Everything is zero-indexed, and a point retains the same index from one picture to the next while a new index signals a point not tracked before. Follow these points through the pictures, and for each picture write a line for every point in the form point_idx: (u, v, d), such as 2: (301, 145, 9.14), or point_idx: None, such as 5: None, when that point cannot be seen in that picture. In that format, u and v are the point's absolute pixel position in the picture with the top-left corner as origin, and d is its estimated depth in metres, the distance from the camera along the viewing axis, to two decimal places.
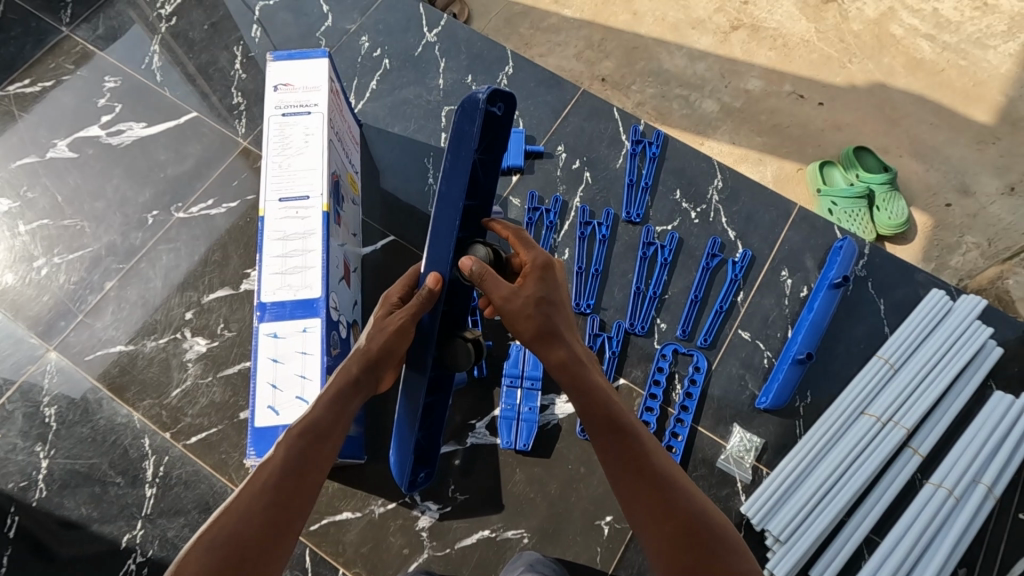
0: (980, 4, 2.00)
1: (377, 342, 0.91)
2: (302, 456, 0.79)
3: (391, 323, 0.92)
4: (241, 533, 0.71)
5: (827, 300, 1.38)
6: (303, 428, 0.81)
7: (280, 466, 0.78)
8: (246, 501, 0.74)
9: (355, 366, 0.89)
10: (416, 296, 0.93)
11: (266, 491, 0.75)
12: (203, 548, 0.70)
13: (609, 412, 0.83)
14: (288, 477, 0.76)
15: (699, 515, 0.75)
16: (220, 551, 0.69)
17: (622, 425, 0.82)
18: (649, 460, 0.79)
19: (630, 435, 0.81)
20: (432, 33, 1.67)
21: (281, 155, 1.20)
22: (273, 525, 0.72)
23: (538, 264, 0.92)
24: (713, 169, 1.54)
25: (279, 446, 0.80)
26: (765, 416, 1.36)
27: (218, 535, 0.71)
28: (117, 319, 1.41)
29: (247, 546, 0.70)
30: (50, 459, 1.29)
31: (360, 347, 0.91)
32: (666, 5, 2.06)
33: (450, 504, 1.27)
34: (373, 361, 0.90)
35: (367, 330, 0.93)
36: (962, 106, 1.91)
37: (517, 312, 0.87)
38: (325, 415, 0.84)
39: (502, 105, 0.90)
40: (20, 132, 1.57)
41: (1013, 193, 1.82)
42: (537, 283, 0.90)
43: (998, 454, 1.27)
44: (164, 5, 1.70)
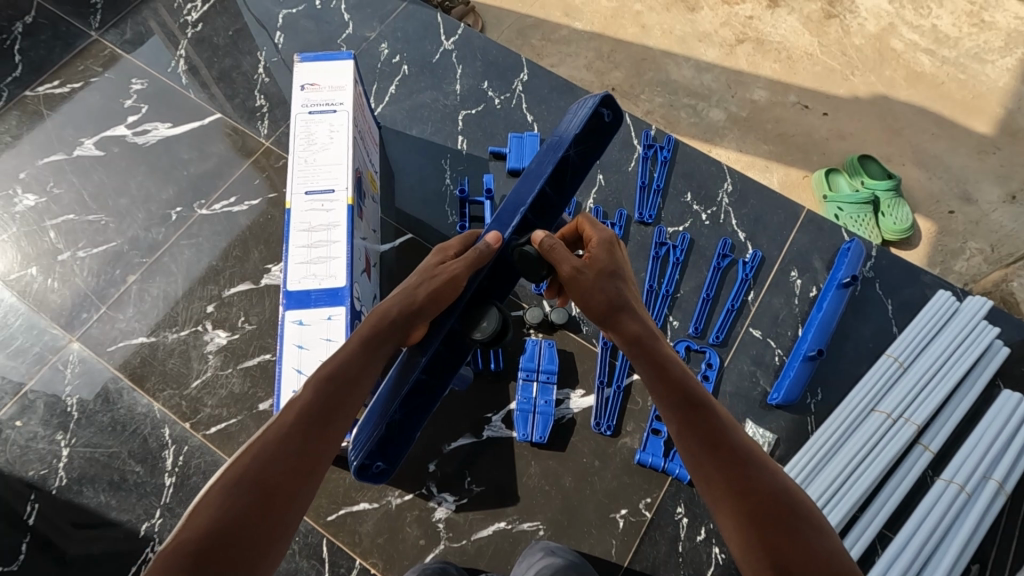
0: (978, 20, 2.07)
1: (424, 289, 0.87)
2: (329, 403, 0.76)
3: (443, 270, 0.88)
4: (266, 474, 0.68)
5: (836, 299, 1.42)
6: (331, 373, 0.79)
7: (303, 410, 0.74)
8: (269, 443, 0.71)
9: (395, 310, 0.85)
10: (473, 249, 0.92)
11: (291, 435, 0.72)
12: (223, 487, 0.66)
13: (679, 385, 0.78)
14: (312, 424, 0.74)
15: (785, 491, 0.69)
16: (242, 488, 0.66)
17: (694, 399, 0.76)
18: (723, 433, 0.73)
19: (704, 408, 0.76)
20: (449, 41, 1.73)
21: (306, 151, 1.24)
22: (298, 469, 0.70)
23: (603, 240, 0.91)
24: (723, 173, 1.58)
25: (304, 390, 0.77)
26: (777, 413, 1.38)
27: (242, 473, 0.68)
28: (139, 312, 1.43)
29: (272, 487, 0.67)
30: (71, 448, 1.31)
31: (406, 292, 0.87)
32: (673, 19, 2.13)
33: (466, 495, 1.27)
34: (414, 309, 0.86)
35: (415, 277, 0.90)
36: (963, 117, 1.97)
37: (588, 291, 0.87)
38: (353, 359, 0.81)
39: (611, 112, 1.06)
40: (47, 131, 1.62)
41: (1014, 202, 1.87)
42: (607, 256, 0.90)
43: (1008, 451, 1.29)
44: (190, 12, 1.76)
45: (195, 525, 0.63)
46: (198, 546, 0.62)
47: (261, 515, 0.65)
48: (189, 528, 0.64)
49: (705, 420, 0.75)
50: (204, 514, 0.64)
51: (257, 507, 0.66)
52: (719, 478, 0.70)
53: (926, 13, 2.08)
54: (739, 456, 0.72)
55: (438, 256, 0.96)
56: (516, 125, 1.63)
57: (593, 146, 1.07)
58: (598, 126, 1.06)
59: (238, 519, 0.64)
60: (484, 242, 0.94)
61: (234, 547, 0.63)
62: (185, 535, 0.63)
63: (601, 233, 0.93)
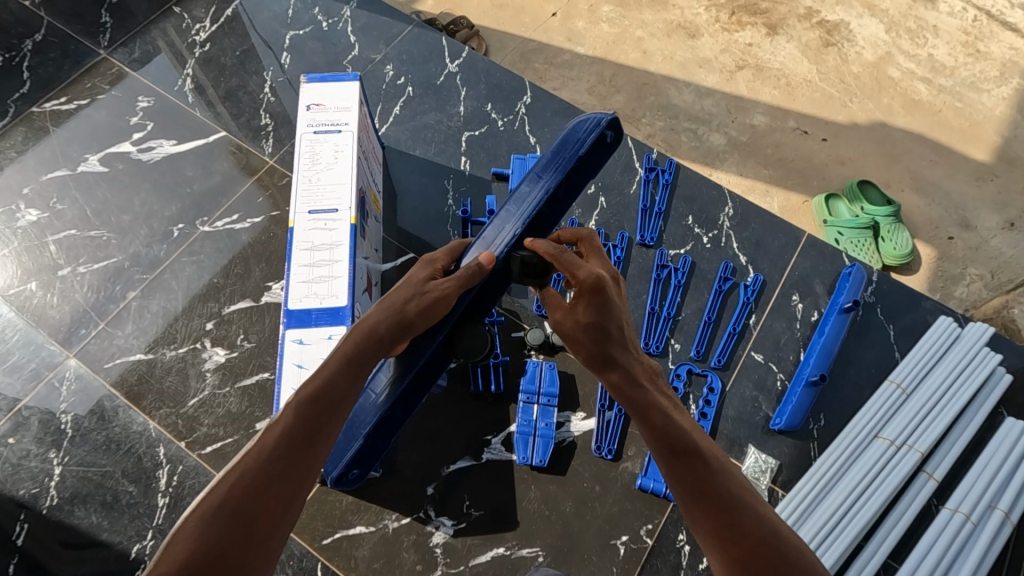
0: (974, 50, 2.10)
1: (414, 305, 0.87)
2: (313, 423, 0.74)
3: (434, 288, 0.88)
4: (249, 501, 0.66)
5: (838, 324, 1.41)
6: (315, 392, 0.77)
7: (285, 433, 0.73)
8: (249, 467, 0.69)
9: (382, 326, 0.84)
10: (465, 267, 0.91)
11: (273, 459, 0.70)
12: (200, 516, 0.64)
13: (661, 431, 0.75)
14: (296, 447, 0.72)
15: (777, 536, 0.67)
16: (222, 515, 0.64)
17: (679, 445, 0.73)
18: (711, 479, 0.70)
19: (691, 454, 0.72)
20: (454, 63, 1.75)
21: (311, 170, 1.24)
22: (281, 495, 0.68)
23: (589, 282, 0.84)
24: (724, 197, 1.59)
25: (284, 412, 0.75)
26: (779, 438, 1.36)
27: (222, 500, 0.66)
28: (137, 329, 1.42)
29: (254, 515, 0.65)
30: (64, 466, 1.29)
31: (395, 308, 0.87)
32: (674, 45, 2.16)
33: (465, 519, 1.25)
34: (403, 325, 0.86)
35: (404, 292, 0.89)
36: (960, 145, 1.99)
37: (569, 335, 0.86)
38: (338, 378, 0.79)
39: (614, 133, 1.06)
40: (53, 147, 1.63)
41: (1013, 229, 1.88)
42: (588, 308, 0.84)
43: (1013, 479, 1.27)
44: (198, 32, 1.78)
45: (172, 559, 0.61)
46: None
47: (242, 546, 0.64)
48: (166, 562, 0.61)
49: (691, 467, 0.71)
50: (181, 547, 0.62)
51: (238, 536, 0.64)
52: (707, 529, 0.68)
53: (922, 42, 2.12)
54: (728, 505, 0.68)
55: (426, 269, 0.95)
56: (518, 147, 1.64)
57: (593, 165, 1.07)
58: (599, 146, 1.05)
59: (217, 550, 0.62)
60: (477, 260, 0.93)
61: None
62: (161, 571, 0.60)
63: (582, 275, 0.86)
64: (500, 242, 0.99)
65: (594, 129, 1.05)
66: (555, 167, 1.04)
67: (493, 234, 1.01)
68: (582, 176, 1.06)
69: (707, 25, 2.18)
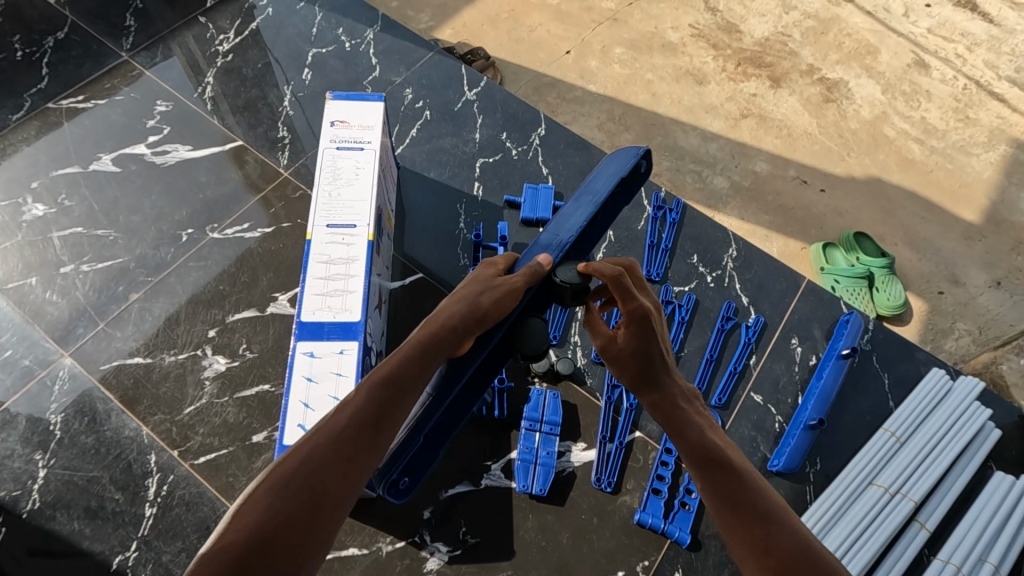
0: (964, 116, 2.21)
1: (488, 298, 0.90)
2: (382, 407, 0.78)
3: (504, 282, 0.92)
4: (318, 479, 0.70)
5: (836, 370, 1.44)
6: (387, 377, 0.80)
7: (355, 415, 0.76)
8: (319, 446, 0.73)
9: (457, 318, 0.87)
10: (528, 266, 0.96)
11: (342, 440, 0.74)
12: (269, 488, 0.69)
13: (698, 445, 0.81)
14: (365, 429, 0.76)
15: (812, 551, 0.70)
16: (287, 491, 0.69)
17: (714, 456, 0.79)
18: (750, 492, 0.75)
19: (726, 470, 0.78)
20: (472, 91, 1.79)
21: (331, 185, 1.26)
22: (346, 477, 0.72)
23: (643, 306, 0.91)
24: (728, 238, 1.63)
25: (358, 392, 0.79)
26: (776, 480, 1.37)
27: (290, 476, 0.70)
28: (138, 332, 1.40)
29: (321, 493, 0.70)
30: (48, 469, 1.25)
31: (470, 299, 0.90)
32: (682, 90, 2.24)
33: (460, 546, 1.23)
34: (478, 317, 0.89)
35: (474, 286, 0.93)
36: (950, 204, 2.07)
37: (619, 356, 0.91)
38: (409, 365, 0.82)
39: (647, 164, 1.15)
40: (66, 143, 1.62)
41: (1000, 288, 1.95)
42: (639, 327, 0.90)
43: (1003, 533, 1.30)
44: (221, 43, 1.81)
45: (244, 525, 0.66)
46: (244, 547, 0.64)
47: (306, 523, 0.68)
48: (236, 527, 0.66)
49: (724, 479, 0.77)
50: (252, 514, 0.67)
51: (306, 513, 0.68)
52: (744, 536, 0.72)
53: (916, 105, 2.22)
54: (761, 515, 0.73)
55: (488, 268, 0.99)
56: (532, 177, 1.68)
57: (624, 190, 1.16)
58: (633, 174, 1.14)
59: (285, 522, 0.67)
60: (536, 261, 0.98)
61: (279, 552, 0.65)
62: (232, 536, 0.65)
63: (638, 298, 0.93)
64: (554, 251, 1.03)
65: (632, 157, 1.13)
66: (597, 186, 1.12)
67: (548, 239, 1.06)
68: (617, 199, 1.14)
69: (715, 74, 2.27)
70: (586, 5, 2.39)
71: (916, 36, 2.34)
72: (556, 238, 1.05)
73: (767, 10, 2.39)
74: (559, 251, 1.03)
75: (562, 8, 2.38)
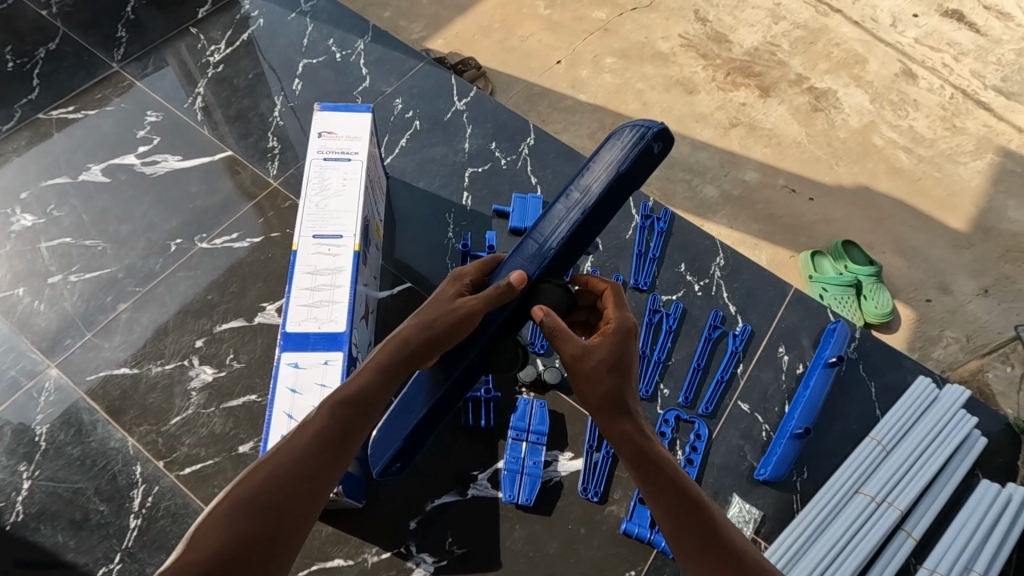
0: (951, 125, 2.23)
1: (445, 322, 0.86)
2: (345, 427, 0.78)
3: (464, 305, 0.87)
4: (280, 499, 0.71)
5: (823, 378, 1.45)
6: (349, 397, 0.80)
7: (318, 435, 0.77)
8: (281, 466, 0.73)
9: (416, 339, 0.84)
10: (495, 287, 0.88)
11: (305, 460, 0.75)
12: (230, 509, 0.69)
13: (672, 482, 0.79)
14: (328, 449, 0.76)
15: None
16: (248, 512, 0.69)
17: (686, 497, 0.78)
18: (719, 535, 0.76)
19: (698, 511, 0.78)
20: (462, 101, 1.80)
21: (318, 196, 1.26)
22: (309, 497, 0.73)
23: (620, 327, 0.89)
24: (716, 247, 1.64)
25: (320, 412, 0.79)
26: (763, 489, 1.37)
27: (252, 497, 0.70)
28: (125, 342, 1.40)
29: (283, 513, 0.70)
30: (34, 481, 1.25)
31: (428, 322, 0.86)
32: (672, 100, 2.26)
33: (446, 557, 1.23)
34: (436, 339, 0.85)
35: (434, 307, 0.88)
36: (938, 213, 2.09)
37: (587, 373, 0.85)
38: (371, 385, 0.82)
39: (660, 147, 0.93)
40: (56, 153, 1.63)
41: (988, 295, 1.96)
42: (613, 346, 0.87)
43: (989, 541, 1.30)
44: (212, 54, 1.82)
45: (206, 544, 0.67)
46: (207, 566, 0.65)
47: (268, 542, 0.69)
48: (197, 550, 0.67)
49: (695, 520, 0.77)
50: (214, 535, 0.67)
51: (269, 531, 0.69)
52: None
53: (904, 114, 2.24)
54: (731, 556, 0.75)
55: (453, 284, 0.93)
56: (521, 186, 1.68)
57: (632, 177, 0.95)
58: (640, 160, 0.93)
59: (247, 544, 0.68)
60: (507, 279, 0.90)
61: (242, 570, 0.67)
62: (194, 557, 0.66)
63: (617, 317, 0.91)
64: (534, 264, 0.96)
65: (638, 141, 0.93)
66: (592, 180, 0.96)
67: (529, 248, 0.98)
68: (621, 191, 0.96)
69: (704, 84, 2.29)
70: (577, 16, 2.41)
71: (903, 45, 2.36)
72: (537, 249, 0.97)
73: (756, 20, 2.41)
74: (537, 267, 0.96)
75: (553, 19, 2.40)
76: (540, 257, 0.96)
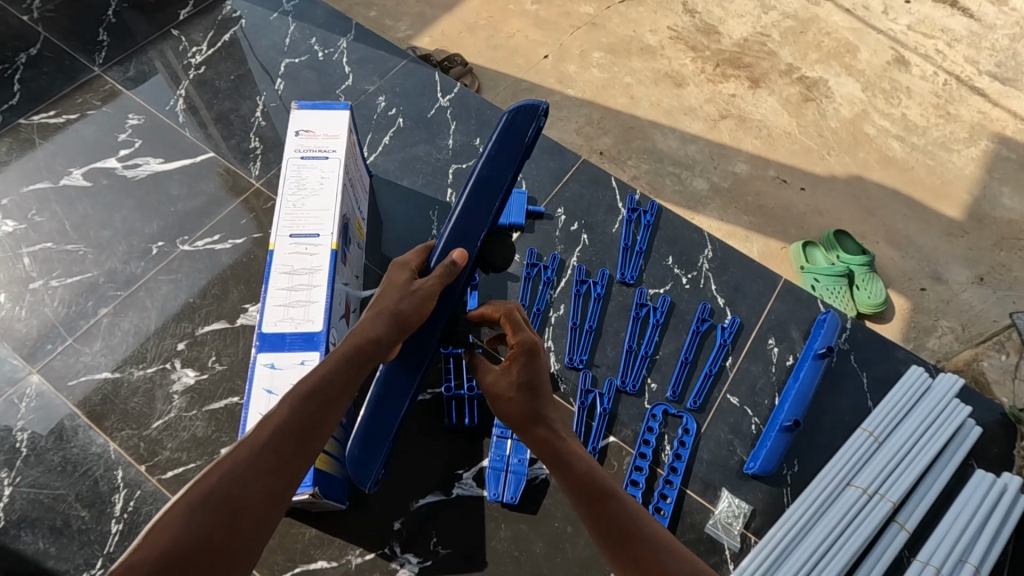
0: (944, 112, 2.20)
1: (408, 304, 0.91)
2: (306, 420, 0.79)
3: (421, 287, 0.92)
4: (238, 494, 0.69)
5: (813, 370, 1.42)
6: (311, 389, 0.81)
7: (277, 429, 0.77)
8: (240, 462, 0.72)
9: (378, 328, 0.89)
10: (442, 266, 0.93)
11: (265, 455, 0.74)
12: (186, 505, 0.67)
13: (581, 478, 0.82)
14: (287, 443, 0.76)
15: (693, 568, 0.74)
16: (204, 507, 0.67)
17: (594, 490, 0.80)
18: (632, 528, 0.77)
19: (607, 500, 0.79)
20: (445, 98, 1.79)
21: (296, 196, 1.25)
22: (269, 492, 0.71)
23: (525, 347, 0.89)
24: (704, 240, 1.62)
25: (281, 406, 0.79)
26: (753, 483, 1.36)
27: (209, 492, 0.69)
28: (106, 347, 1.39)
29: (239, 508, 0.69)
30: (15, 487, 1.24)
31: (389, 309, 0.90)
32: (661, 93, 2.24)
33: (431, 557, 1.22)
34: (399, 323, 0.90)
35: (393, 292, 0.92)
36: (931, 201, 2.06)
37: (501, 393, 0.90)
38: (334, 378, 0.83)
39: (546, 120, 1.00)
40: (37, 159, 1.62)
41: (983, 284, 1.94)
42: (522, 368, 0.90)
43: (984, 532, 1.27)
44: (194, 55, 1.81)
45: (158, 544, 0.64)
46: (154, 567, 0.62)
47: (226, 537, 0.67)
48: (145, 553, 0.63)
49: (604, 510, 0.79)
50: (166, 533, 0.65)
51: (226, 526, 0.67)
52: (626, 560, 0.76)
53: (896, 103, 2.22)
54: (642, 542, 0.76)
55: (402, 270, 0.96)
56: None
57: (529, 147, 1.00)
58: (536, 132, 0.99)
59: (201, 542, 0.65)
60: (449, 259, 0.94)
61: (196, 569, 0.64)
62: (143, 554, 0.63)
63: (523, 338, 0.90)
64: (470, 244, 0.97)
65: (532, 118, 0.98)
66: (494, 156, 0.98)
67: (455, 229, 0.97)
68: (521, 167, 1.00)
69: (693, 76, 2.27)
70: (564, 11, 2.39)
71: (896, 33, 2.34)
72: (467, 230, 0.97)
73: (745, 11, 2.39)
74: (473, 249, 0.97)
75: (540, 14, 2.38)
76: (472, 237, 0.97)
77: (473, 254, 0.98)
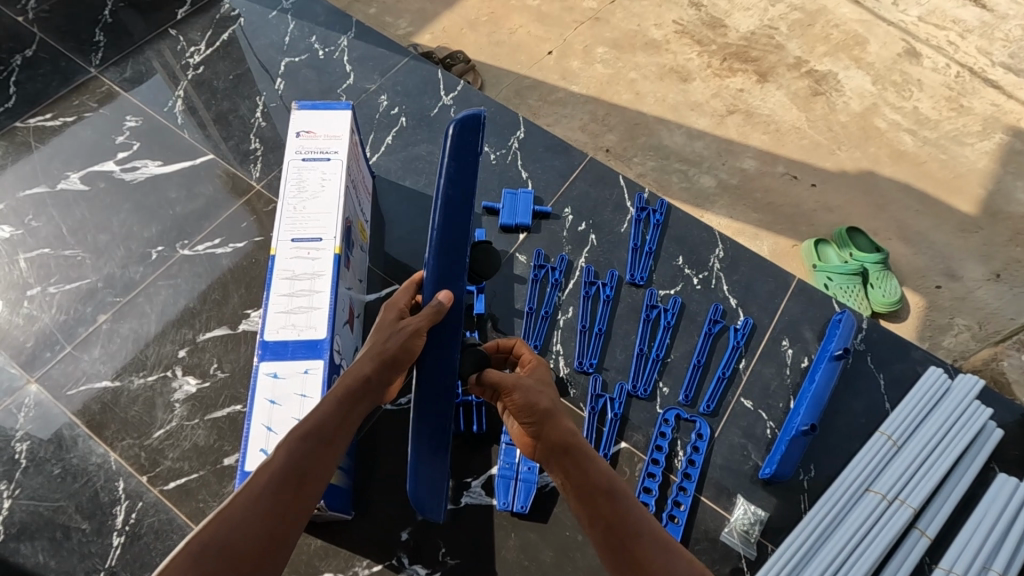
0: (957, 105, 2.15)
1: (393, 343, 0.87)
2: (304, 462, 0.77)
3: (407, 324, 0.88)
4: (239, 544, 0.67)
5: (829, 372, 1.36)
6: (308, 430, 0.80)
7: (275, 473, 0.75)
8: (239, 510, 0.70)
9: (369, 367, 0.86)
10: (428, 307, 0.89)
11: (264, 499, 0.72)
12: (185, 557, 0.65)
13: (587, 474, 0.79)
14: (286, 486, 0.74)
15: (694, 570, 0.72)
16: (204, 558, 0.65)
17: (599, 486, 0.77)
18: (636, 525, 0.75)
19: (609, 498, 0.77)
20: (448, 96, 1.75)
21: (297, 199, 1.22)
22: (269, 538, 0.69)
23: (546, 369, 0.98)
24: (714, 239, 1.58)
25: (279, 449, 0.78)
26: (768, 489, 1.32)
27: (209, 542, 0.66)
28: (105, 354, 1.36)
29: (239, 557, 0.67)
30: (14, 499, 1.21)
31: (376, 349, 0.87)
32: (667, 89, 2.20)
33: (440, 568, 1.19)
34: (388, 361, 0.86)
35: (382, 333, 0.91)
36: (945, 196, 2.02)
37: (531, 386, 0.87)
38: (331, 415, 0.82)
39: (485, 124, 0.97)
40: (34, 163, 1.59)
41: (998, 280, 1.90)
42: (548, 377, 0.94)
43: (1009, 538, 1.24)
44: (192, 55, 1.78)
45: None
46: None
47: None
48: None
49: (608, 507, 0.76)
50: None
51: None
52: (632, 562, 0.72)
53: (907, 96, 2.17)
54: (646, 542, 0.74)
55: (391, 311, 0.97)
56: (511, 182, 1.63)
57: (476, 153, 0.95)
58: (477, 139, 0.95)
59: None
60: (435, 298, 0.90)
61: None
62: None
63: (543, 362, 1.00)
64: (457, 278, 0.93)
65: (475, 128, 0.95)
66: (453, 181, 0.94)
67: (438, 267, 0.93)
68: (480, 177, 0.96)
69: (699, 71, 2.22)
70: (567, 6, 2.35)
71: (906, 24, 2.29)
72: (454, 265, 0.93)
73: (752, 4, 2.35)
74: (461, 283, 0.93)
75: (543, 10, 2.34)
76: (457, 273, 0.93)
77: (461, 290, 0.94)
